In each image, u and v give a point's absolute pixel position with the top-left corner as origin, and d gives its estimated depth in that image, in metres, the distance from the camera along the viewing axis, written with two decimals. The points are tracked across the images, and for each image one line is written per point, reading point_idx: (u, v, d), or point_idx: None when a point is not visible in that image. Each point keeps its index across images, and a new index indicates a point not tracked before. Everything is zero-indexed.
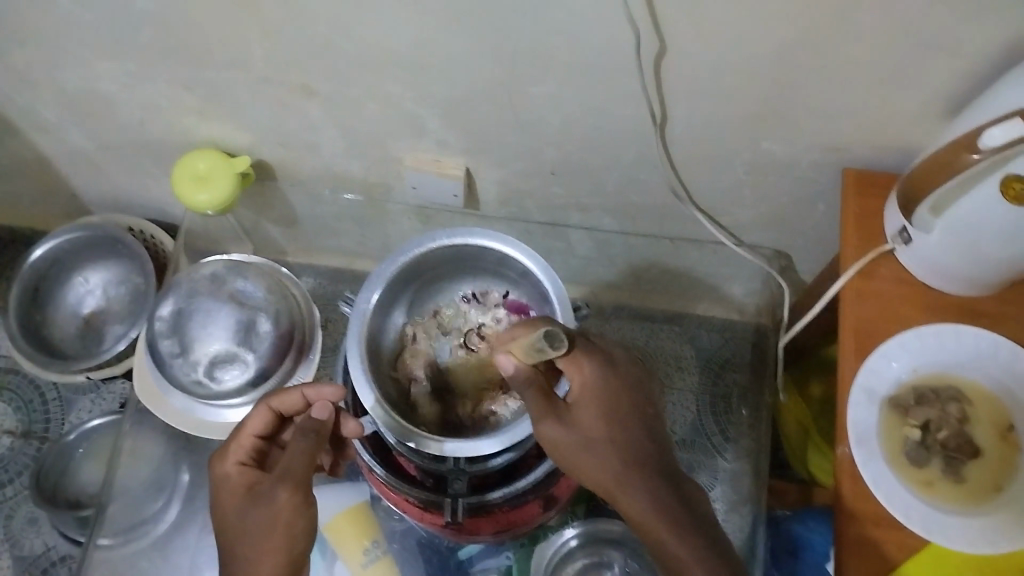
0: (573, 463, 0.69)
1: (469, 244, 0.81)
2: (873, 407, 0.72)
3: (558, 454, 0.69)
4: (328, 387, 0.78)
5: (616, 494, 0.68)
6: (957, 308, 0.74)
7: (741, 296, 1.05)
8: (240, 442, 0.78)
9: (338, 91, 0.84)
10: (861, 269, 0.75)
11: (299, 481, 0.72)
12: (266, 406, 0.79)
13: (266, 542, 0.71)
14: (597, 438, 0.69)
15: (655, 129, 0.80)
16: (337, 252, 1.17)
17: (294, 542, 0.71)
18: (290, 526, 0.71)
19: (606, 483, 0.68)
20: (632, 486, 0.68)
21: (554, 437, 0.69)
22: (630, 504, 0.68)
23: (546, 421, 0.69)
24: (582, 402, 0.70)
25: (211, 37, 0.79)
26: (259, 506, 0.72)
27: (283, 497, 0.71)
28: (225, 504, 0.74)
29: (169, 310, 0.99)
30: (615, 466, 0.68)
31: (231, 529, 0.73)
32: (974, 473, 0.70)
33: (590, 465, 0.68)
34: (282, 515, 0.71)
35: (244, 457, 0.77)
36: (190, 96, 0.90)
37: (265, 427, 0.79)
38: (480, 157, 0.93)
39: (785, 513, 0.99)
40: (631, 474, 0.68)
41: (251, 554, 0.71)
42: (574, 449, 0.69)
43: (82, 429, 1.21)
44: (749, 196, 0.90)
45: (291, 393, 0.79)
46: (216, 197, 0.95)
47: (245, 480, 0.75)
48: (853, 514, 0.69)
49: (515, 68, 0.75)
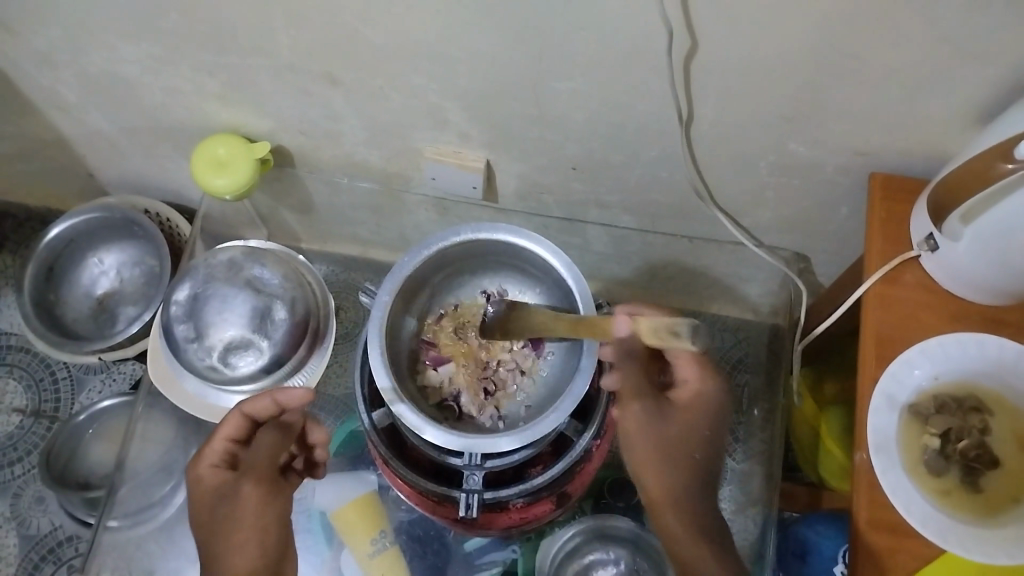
0: (639, 455, 0.77)
1: (494, 239, 0.81)
2: (893, 415, 0.71)
3: (630, 438, 0.77)
4: (297, 390, 0.77)
5: (658, 492, 0.77)
6: (980, 317, 0.73)
7: (755, 297, 1.06)
8: (213, 446, 0.78)
9: (362, 80, 0.84)
10: (884, 275, 0.75)
11: (262, 474, 0.78)
12: (238, 411, 0.78)
13: (238, 538, 0.74)
14: (675, 444, 0.76)
15: (680, 127, 0.79)
16: (354, 240, 1.18)
17: (266, 532, 0.76)
18: (258, 518, 0.76)
19: (657, 480, 0.77)
20: (682, 485, 0.77)
21: (642, 423, 0.75)
22: (664, 504, 0.77)
23: (640, 406, 0.75)
24: (677, 409, 0.76)
25: (236, 22, 0.78)
26: (227, 502, 0.76)
27: (248, 490, 0.77)
28: (197, 506, 0.77)
29: (186, 294, 0.99)
30: (672, 470, 0.76)
31: (204, 529, 0.77)
32: (992, 483, 0.70)
33: (655, 463, 0.76)
34: (250, 505, 0.76)
35: (217, 459, 0.78)
36: (211, 80, 0.90)
37: (238, 433, 0.79)
38: (501, 151, 0.92)
39: (794, 516, 1.01)
40: (682, 479, 0.77)
41: (224, 551, 0.74)
42: (647, 446, 0.76)
43: (94, 410, 1.22)
44: (771, 198, 0.90)
45: (261, 398, 0.78)
46: (234, 182, 0.95)
47: (216, 483, 0.76)
48: (869, 519, 0.69)
49: (542, 63, 0.75)
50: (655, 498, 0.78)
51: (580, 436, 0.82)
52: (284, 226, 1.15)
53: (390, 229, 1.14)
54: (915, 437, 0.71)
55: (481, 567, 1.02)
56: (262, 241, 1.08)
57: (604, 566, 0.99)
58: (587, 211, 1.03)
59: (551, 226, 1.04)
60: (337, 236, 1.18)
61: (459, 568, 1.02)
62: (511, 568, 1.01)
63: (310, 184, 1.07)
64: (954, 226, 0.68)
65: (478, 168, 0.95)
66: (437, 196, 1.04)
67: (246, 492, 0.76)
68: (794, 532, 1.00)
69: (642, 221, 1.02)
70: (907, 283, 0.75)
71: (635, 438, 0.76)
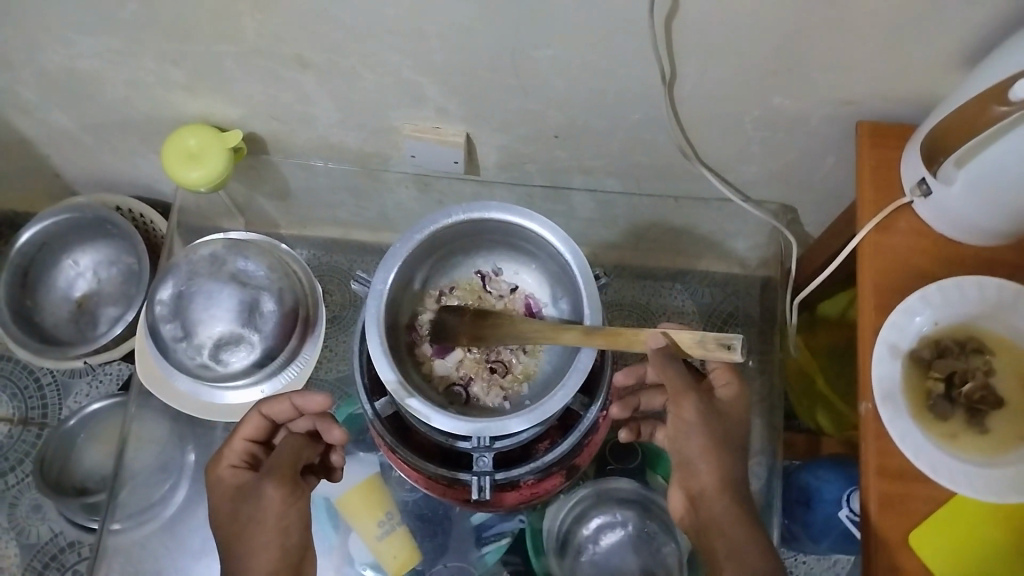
0: (697, 447, 0.75)
1: (486, 218, 0.79)
2: (895, 363, 0.72)
3: (686, 431, 0.75)
4: (313, 397, 0.79)
5: (713, 486, 0.75)
6: (974, 259, 0.74)
7: (743, 251, 1.06)
8: (232, 446, 0.81)
9: (334, 62, 0.81)
10: (879, 223, 0.75)
11: (285, 476, 0.76)
12: (256, 413, 0.81)
13: (259, 539, 0.74)
14: (726, 436, 0.76)
15: (664, 88, 0.78)
16: (334, 223, 1.16)
17: (287, 535, 0.75)
18: (280, 519, 0.75)
19: (714, 471, 0.75)
20: (731, 480, 0.75)
21: (696, 417, 0.75)
22: (720, 499, 0.75)
23: (693, 400, 0.75)
24: (723, 406, 0.77)
25: (198, 10, 0.76)
26: (249, 504, 0.76)
27: (270, 492, 0.75)
28: (216, 505, 0.78)
29: (170, 292, 0.97)
30: (728, 461, 0.75)
31: (225, 528, 0.76)
32: (998, 423, 0.70)
33: (714, 454, 0.75)
34: (273, 509, 0.75)
35: (236, 460, 0.81)
36: (177, 71, 0.86)
37: (257, 433, 0.82)
38: (480, 124, 0.90)
39: (795, 463, 1.03)
40: (733, 471, 0.76)
41: (244, 552, 0.74)
42: (706, 436, 0.75)
43: (84, 414, 1.20)
44: (757, 152, 0.89)
45: (279, 401, 0.80)
46: (208, 174, 0.92)
47: (234, 481, 0.79)
48: (880, 468, 0.69)
49: (519, 32, 0.73)
50: (709, 493, 0.75)
51: (587, 409, 0.82)
52: (261, 214, 1.13)
53: (370, 209, 1.12)
54: (919, 383, 0.72)
55: (488, 542, 1.01)
56: (243, 232, 1.06)
57: (613, 528, 0.99)
58: (570, 177, 1.02)
59: (537, 195, 1.03)
60: (317, 220, 1.16)
61: (467, 543, 1.01)
62: (519, 539, 1.00)
63: (286, 169, 1.04)
64: (947, 170, 0.68)
65: (457, 142, 0.94)
66: (416, 173, 1.03)
67: (269, 496, 0.75)
68: (797, 480, 1.01)
69: (628, 185, 1.01)
70: (901, 232, 0.75)
71: (692, 429, 0.75)
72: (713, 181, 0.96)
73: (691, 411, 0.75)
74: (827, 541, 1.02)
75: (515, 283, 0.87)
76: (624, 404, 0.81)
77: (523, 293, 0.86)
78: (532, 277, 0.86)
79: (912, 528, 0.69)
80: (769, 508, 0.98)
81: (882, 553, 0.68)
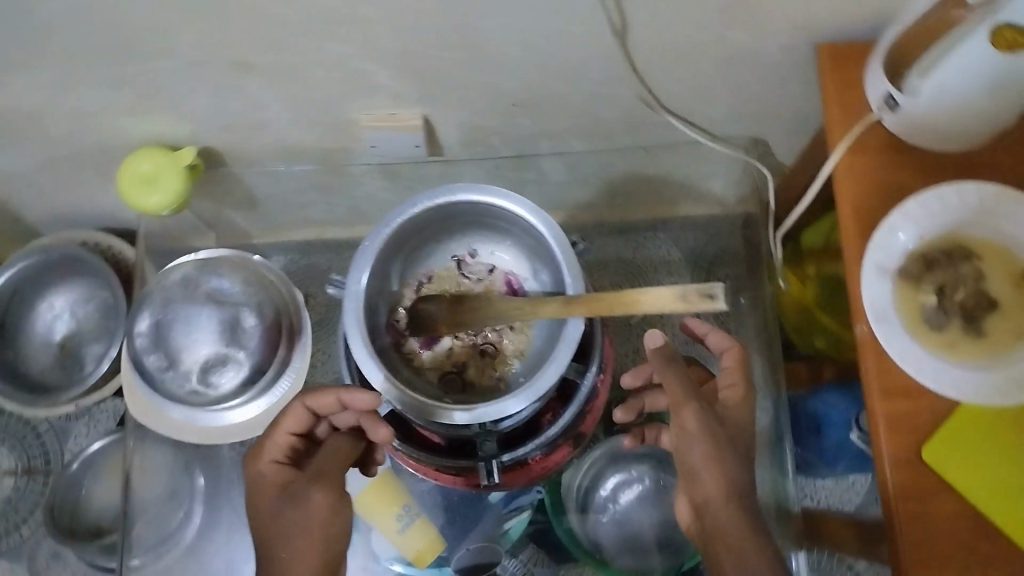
0: (699, 456, 0.72)
1: (451, 201, 0.78)
2: (885, 282, 0.71)
3: (688, 441, 0.73)
4: (363, 394, 0.73)
5: (718, 496, 0.71)
6: (948, 166, 0.73)
7: (720, 190, 1.05)
8: (277, 439, 0.79)
9: (278, 62, 0.79)
10: (849, 145, 0.74)
11: (332, 482, 0.75)
12: (301, 404, 0.78)
13: (300, 543, 0.72)
14: (730, 443, 0.73)
15: (616, 40, 0.76)
16: (307, 224, 1.13)
17: (329, 544, 0.73)
18: (326, 525, 0.73)
19: (718, 481, 0.71)
20: (738, 494, 0.71)
21: (697, 424, 0.72)
22: (725, 509, 0.71)
23: (691, 408, 0.73)
24: (725, 406, 0.76)
25: (131, 30, 0.73)
26: (293, 504, 0.73)
27: (318, 498, 0.73)
28: (257, 503, 0.76)
29: (147, 324, 0.95)
30: (733, 470, 0.72)
31: (266, 526, 0.74)
32: (996, 326, 0.70)
33: (717, 463, 0.72)
34: (318, 516, 0.73)
35: (280, 454, 0.78)
36: (120, 95, 0.84)
37: (301, 426, 0.79)
38: (437, 103, 0.88)
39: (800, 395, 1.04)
40: (741, 480, 0.72)
41: (284, 555, 0.71)
42: (709, 443, 0.72)
43: (89, 455, 1.19)
44: (721, 91, 0.87)
45: (326, 396, 0.76)
46: (169, 196, 0.90)
47: (278, 478, 0.77)
48: (882, 389, 0.69)
49: (461, 5, 0.70)
50: (714, 504, 0.71)
51: (583, 376, 0.81)
52: (232, 226, 1.11)
53: (340, 206, 1.10)
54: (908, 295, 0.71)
55: (509, 516, 1.01)
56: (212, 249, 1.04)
57: (630, 485, 1.01)
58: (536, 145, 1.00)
59: (506, 166, 1.01)
60: (289, 224, 1.14)
61: (490, 520, 1.01)
62: (540, 509, 1.01)
63: (248, 178, 1.02)
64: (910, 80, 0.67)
65: (416, 125, 0.91)
66: (382, 162, 1.01)
67: (316, 502, 0.73)
68: (806, 409, 1.03)
69: (593, 143, 0.99)
70: (872, 153, 0.74)
71: (694, 438, 0.72)
72: (681, 127, 0.95)
73: (691, 420, 0.73)
74: (842, 463, 1.05)
75: (492, 264, 0.86)
76: (625, 408, 0.87)
77: (501, 271, 0.85)
78: (505, 252, 0.85)
79: (923, 443, 0.68)
80: (781, 440, 0.98)
81: (894, 471, 0.68)
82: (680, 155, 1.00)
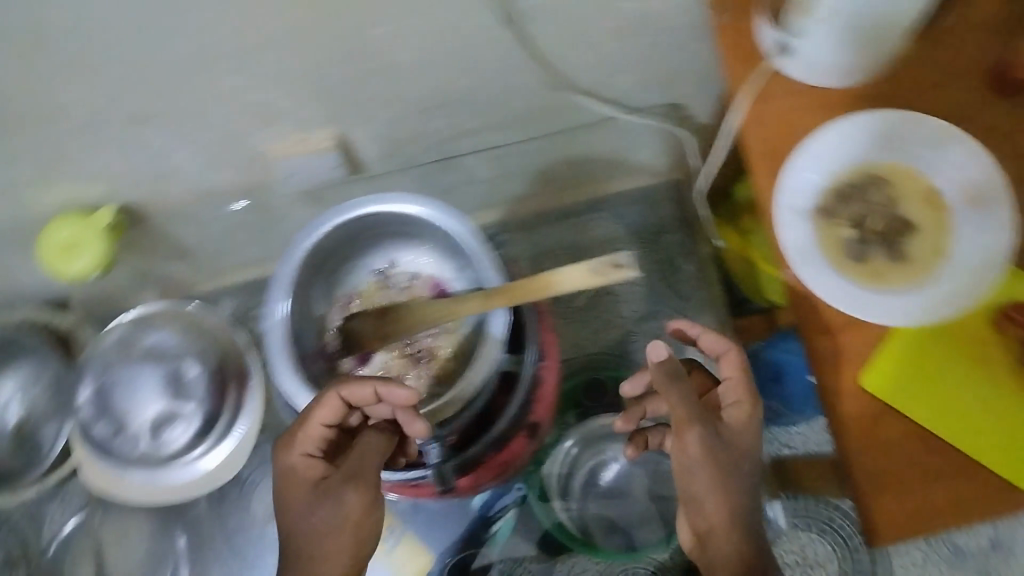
0: (701, 481, 0.68)
1: (355, 216, 0.86)
2: (803, 223, 0.72)
3: (689, 469, 0.69)
4: (402, 392, 0.75)
5: (721, 523, 0.68)
6: (850, 99, 0.72)
7: (647, 159, 1.06)
8: (311, 430, 0.76)
9: (173, 106, 0.77)
10: (750, 95, 0.73)
11: (366, 484, 0.73)
12: (335, 394, 0.75)
13: (335, 541, 0.70)
14: (736, 467, 0.69)
15: (507, 27, 0.76)
16: (246, 265, 1.12)
17: (360, 545, 0.72)
18: (358, 527, 0.71)
19: (722, 511, 0.68)
20: (744, 526, 0.68)
21: (699, 446, 0.68)
22: (728, 538, 0.68)
23: (696, 428, 0.68)
24: (729, 429, 0.71)
25: (9, 99, 0.71)
26: (325, 497, 0.71)
27: (352, 497, 0.72)
28: (288, 492, 0.73)
29: (90, 392, 1.05)
30: (737, 494, 0.68)
31: (293, 520, 0.71)
32: (916, 247, 0.71)
33: (721, 490, 0.68)
34: (351, 517, 0.71)
35: (311, 447, 0.76)
36: (18, 166, 0.82)
37: (331, 416, 0.77)
38: (346, 121, 0.88)
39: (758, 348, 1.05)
40: (745, 510, 0.69)
41: (318, 552, 0.70)
42: (711, 470, 0.68)
43: (55, 561, 1.10)
44: (624, 61, 0.87)
45: (362, 385, 0.75)
46: (95, 259, 0.89)
47: (310, 471, 0.74)
48: (811, 328, 0.70)
49: (344, 18, 0.70)
50: (718, 534, 0.68)
51: (522, 364, 0.89)
52: (170, 279, 1.09)
53: (251, 235, 1.07)
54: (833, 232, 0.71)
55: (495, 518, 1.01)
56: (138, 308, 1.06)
57: (609, 464, 1.04)
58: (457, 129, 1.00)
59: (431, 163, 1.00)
60: (229, 269, 1.12)
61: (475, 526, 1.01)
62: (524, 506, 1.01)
63: (174, 227, 1.00)
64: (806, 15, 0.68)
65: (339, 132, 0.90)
66: (306, 191, 1.00)
67: (350, 502, 0.71)
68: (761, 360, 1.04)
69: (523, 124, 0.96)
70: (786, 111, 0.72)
71: (696, 465, 0.68)
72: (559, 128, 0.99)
73: (694, 442, 0.68)
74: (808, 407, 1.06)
75: (412, 270, 0.94)
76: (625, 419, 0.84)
77: (422, 276, 0.93)
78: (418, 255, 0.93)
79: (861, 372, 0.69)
80: None
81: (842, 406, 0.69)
82: (598, 133, 1.01)
